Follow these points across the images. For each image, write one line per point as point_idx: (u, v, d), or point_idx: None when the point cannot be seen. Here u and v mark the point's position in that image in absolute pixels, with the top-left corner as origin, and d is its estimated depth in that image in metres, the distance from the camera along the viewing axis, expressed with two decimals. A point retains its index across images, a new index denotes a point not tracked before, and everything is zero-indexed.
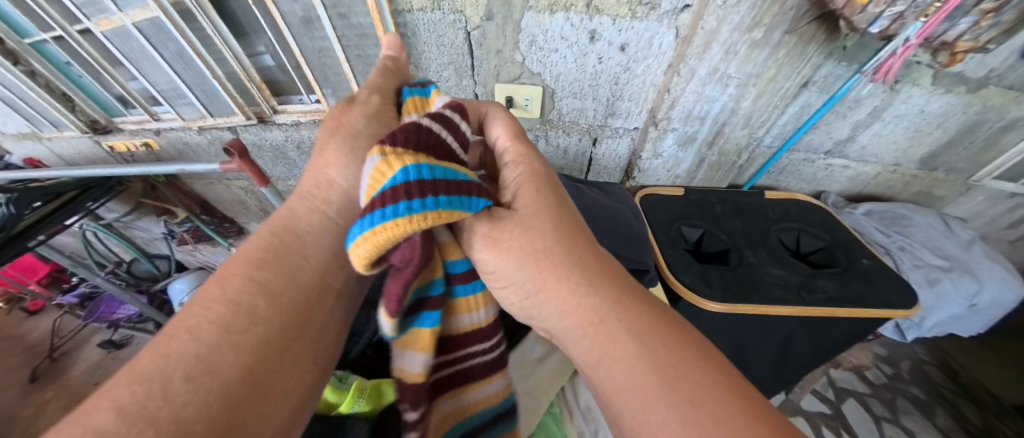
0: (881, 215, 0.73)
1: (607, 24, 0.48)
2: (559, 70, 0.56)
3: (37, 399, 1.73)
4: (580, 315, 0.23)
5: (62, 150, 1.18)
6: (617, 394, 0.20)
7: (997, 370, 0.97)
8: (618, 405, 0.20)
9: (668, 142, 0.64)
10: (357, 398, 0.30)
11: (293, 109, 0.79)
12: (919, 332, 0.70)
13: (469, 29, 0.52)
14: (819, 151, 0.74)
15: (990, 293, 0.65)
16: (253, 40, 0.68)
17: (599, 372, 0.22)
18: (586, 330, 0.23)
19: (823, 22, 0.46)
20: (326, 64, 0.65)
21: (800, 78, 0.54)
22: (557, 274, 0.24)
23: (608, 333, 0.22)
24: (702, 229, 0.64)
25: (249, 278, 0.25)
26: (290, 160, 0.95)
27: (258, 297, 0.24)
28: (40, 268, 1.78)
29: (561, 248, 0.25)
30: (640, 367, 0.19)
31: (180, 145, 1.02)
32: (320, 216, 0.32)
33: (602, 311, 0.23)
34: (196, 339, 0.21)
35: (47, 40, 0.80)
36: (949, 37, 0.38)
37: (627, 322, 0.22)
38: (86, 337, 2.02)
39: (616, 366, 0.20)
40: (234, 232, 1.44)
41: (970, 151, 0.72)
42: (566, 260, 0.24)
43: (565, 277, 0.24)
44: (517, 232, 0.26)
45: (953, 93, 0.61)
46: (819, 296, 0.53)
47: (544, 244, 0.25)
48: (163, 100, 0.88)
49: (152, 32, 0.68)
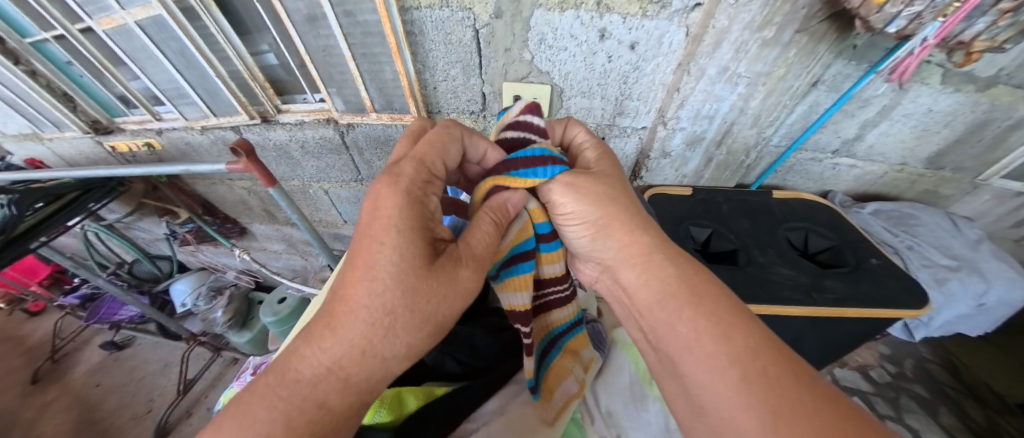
0: (888, 215, 0.73)
1: (616, 22, 0.47)
2: (568, 69, 0.55)
3: (40, 400, 1.73)
4: (639, 249, 0.33)
5: (62, 151, 1.17)
6: (659, 306, 0.31)
7: (1000, 368, 0.97)
8: (664, 321, 0.30)
9: (676, 141, 0.64)
10: (376, 410, 0.32)
11: (297, 108, 0.79)
12: (925, 331, 0.70)
13: (477, 27, 0.51)
14: (826, 150, 0.74)
15: (997, 293, 0.65)
16: (257, 38, 0.67)
17: (644, 289, 0.33)
18: (641, 259, 0.33)
19: (835, 21, 0.45)
20: (331, 63, 0.64)
21: (810, 77, 0.53)
22: (624, 227, 0.34)
23: (658, 267, 0.32)
24: (710, 229, 0.63)
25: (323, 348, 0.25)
26: (293, 160, 0.94)
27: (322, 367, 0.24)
28: (40, 269, 1.78)
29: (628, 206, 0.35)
30: (682, 291, 0.30)
31: (182, 145, 1.01)
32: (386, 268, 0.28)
33: (655, 252, 0.33)
34: (266, 404, 0.23)
35: (48, 40, 0.79)
36: (965, 37, 0.37)
37: (673, 263, 0.32)
38: (87, 338, 2.02)
39: (661, 285, 0.31)
40: (236, 232, 1.43)
41: (977, 150, 0.71)
42: (632, 220, 0.34)
43: (629, 225, 0.34)
44: (599, 186, 0.34)
45: (963, 92, 0.60)
46: (828, 297, 0.53)
47: (625, 209, 0.34)
48: (165, 100, 0.87)
49: (154, 30, 0.67)
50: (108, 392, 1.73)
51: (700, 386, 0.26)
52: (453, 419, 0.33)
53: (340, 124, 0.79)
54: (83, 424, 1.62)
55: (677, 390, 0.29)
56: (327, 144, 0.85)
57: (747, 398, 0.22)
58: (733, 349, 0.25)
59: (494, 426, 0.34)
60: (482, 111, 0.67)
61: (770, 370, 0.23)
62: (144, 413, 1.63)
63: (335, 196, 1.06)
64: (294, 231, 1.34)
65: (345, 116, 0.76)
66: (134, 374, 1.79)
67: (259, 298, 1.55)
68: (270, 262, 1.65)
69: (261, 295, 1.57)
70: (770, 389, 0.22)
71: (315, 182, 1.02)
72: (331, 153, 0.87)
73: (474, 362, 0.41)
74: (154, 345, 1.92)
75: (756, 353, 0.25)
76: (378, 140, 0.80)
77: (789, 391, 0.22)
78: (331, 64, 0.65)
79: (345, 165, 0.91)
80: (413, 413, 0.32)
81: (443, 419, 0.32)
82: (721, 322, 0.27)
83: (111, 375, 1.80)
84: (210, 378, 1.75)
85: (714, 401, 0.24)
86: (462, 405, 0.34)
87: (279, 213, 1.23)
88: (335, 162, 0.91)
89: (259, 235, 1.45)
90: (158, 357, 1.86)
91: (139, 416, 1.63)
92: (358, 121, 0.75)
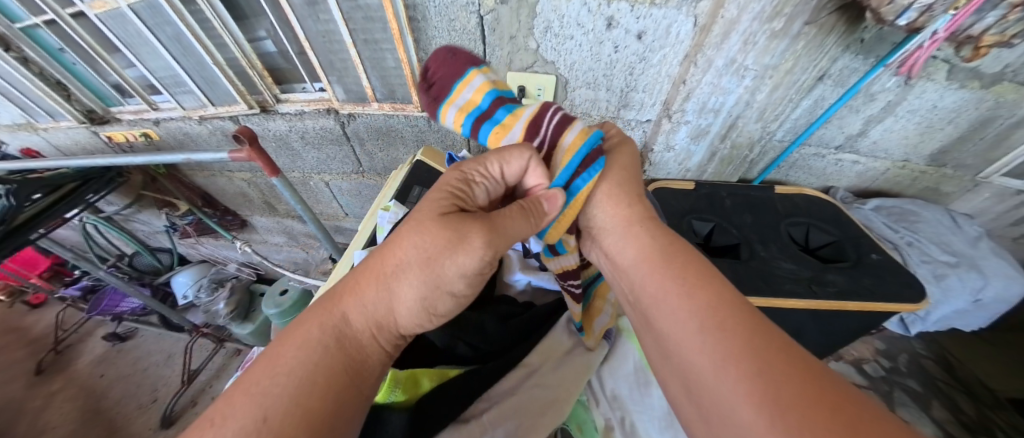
0: (889, 211, 0.74)
1: (625, 10, 0.46)
2: (573, 59, 0.54)
3: (43, 391, 1.75)
4: (627, 221, 0.35)
5: (58, 141, 1.15)
6: (638, 272, 0.32)
7: (990, 364, 0.99)
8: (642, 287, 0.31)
9: (681, 134, 0.64)
10: (392, 388, 0.32)
11: (297, 98, 0.77)
12: (922, 326, 0.71)
13: (482, 13, 0.50)
14: (830, 145, 0.73)
15: (994, 288, 0.65)
16: (254, 24, 0.65)
17: (627, 255, 0.34)
18: (627, 230, 0.35)
19: (845, 13, 0.44)
20: (332, 50, 0.64)
21: (816, 71, 0.53)
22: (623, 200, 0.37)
23: (640, 242, 0.33)
24: (712, 223, 0.63)
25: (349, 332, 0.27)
26: (293, 151, 0.93)
27: (330, 347, 0.25)
28: (40, 261, 1.78)
29: (625, 185, 0.37)
30: (679, 262, 0.30)
31: (180, 136, 1.00)
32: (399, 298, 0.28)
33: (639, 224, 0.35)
34: (316, 329, 0.26)
35: (39, 25, 0.77)
36: (974, 31, 0.37)
37: (652, 233, 0.34)
38: (89, 330, 2.02)
39: (641, 255, 0.33)
40: (237, 224, 1.43)
41: (980, 147, 0.71)
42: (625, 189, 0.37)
43: (615, 193, 0.37)
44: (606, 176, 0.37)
45: (968, 88, 0.60)
46: (829, 289, 0.54)
47: (627, 197, 0.37)
48: (162, 88, 0.85)
49: (149, 15, 0.66)
50: (112, 383, 1.74)
51: (678, 350, 0.25)
52: (468, 398, 0.33)
53: (340, 114, 0.77)
54: (89, 413, 1.63)
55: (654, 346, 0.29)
56: (329, 135, 0.83)
57: (722, 365, 0.22)
58: (707, 310, 0.25)
59: (506, 404, 0.33)
60: None
61: (748, 339, 0.22)
62: (149, 403, 1.64)
63: (336, 188, 1.06)
64: (295, 224, 1.33)
65: (346, 105, 0.75)
66: (137, 365, 1.80)
67: (260, 290, 1.55)
68: (271, 255, 1.65)
69: (262, 286, 1.57)
70: (750, 362, 0.21)
71: (316, 174, 1.01)
72: (332, 144, 0.87)
73: (484, 347, 0.39)
74: (156, 337, 1.92)
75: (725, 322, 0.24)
76: (379, 131, 0.79)
77: (765, 363, 0.21)
78: (331, 51, 0.64)
79: (346, 157, 0.90)
80: (428, 391, 0.32)
81: (458, 397, 0.32)
82: (698, 291, 0.27)
83: (114, 366, 1.81)
84: (213, 369, 1.76)
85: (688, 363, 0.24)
86: (476, 385, 0.34)
87: (279, 205, 1.22)
88: (336, 153, 0.90)
89: (259, 227, 1.44)
90: (161, 348, 1.87)
91: (144, 406, 1.64)
92: (359, 110, 0.74)
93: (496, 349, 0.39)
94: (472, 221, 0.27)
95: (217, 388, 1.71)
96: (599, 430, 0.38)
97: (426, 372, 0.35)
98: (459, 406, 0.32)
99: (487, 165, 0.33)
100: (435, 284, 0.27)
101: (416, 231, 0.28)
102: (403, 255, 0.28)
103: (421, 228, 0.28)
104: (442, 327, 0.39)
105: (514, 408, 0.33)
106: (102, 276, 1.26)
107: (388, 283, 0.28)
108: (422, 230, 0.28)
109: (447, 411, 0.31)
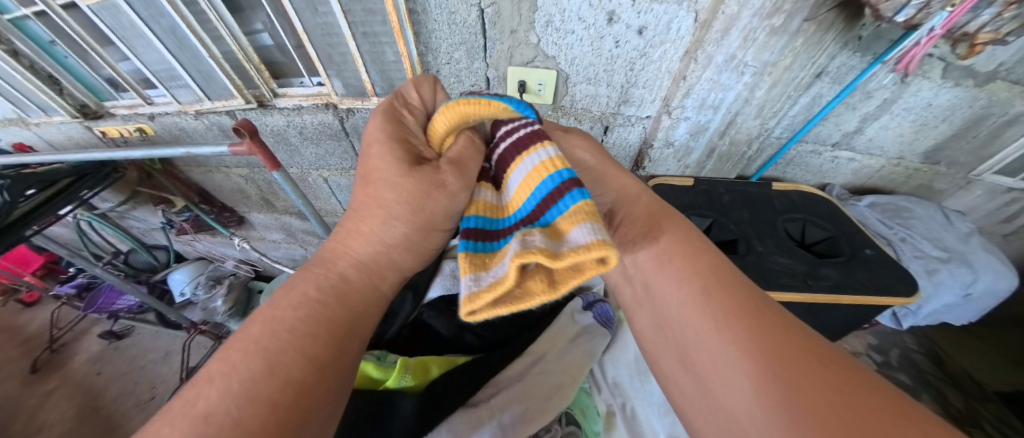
0: (884, 207, 0.75)
1: (626, 5, 0.46)
2: (574, 53, 0.55)
3: (37, 390, 1.74)
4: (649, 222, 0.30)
5: (51, 136, 1.14)
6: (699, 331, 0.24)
7: (977, 358, 1.02)
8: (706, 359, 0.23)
9: (681, 130, 0.64)
10: (403, 374, 0.32)
11: (295, 93, 0.77)
12: (914, 320, 0.72)
13: (483, 6, 0.50)
14: (827, 143, 0.74)
15: (983, 283, 0.67)
16: (250, 16, 0.65)
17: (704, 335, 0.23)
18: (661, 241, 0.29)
19: (843, 10, 0.45)
20: (330, 43, 0.63)
21: (815, 68, 0.54)
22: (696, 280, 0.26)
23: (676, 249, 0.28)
24: (710, 219, 0.64)
25: (366, 232, 0.29)
26: (292, 146, 0.92)
27: (368, 251, 0.29)
28: (33, 260, 1.74)
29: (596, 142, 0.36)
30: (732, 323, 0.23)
31: (175, 131, 0.99)
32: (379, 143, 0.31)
33: (667, 226, 0.30)
34: (366, 227, 0.29)
35: (28, 16, 0.76)
36: (970, 29, 0.38)
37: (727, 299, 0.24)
38: (85, 328, 2.00)
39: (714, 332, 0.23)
40: (235, 221, 1.41)
41: (973, 145, 0.73)
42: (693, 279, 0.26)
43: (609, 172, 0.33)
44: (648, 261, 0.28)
45: (962, 86, 0.61)
46: (825, 283, 0.55)
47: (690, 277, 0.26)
48: (157, 82, 0.84)
49: (142, 6, 0.65)
50: (109, 380, 1.73)
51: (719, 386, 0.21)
52: (475, 382, 0.32)
53: (339, 109, 0.77)
54: (85, 412, 1.62)
55: (668, 351, 0.26)
56: (327, 130, 0.83)
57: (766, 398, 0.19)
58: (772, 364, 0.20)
59: (514, 389, 0.33)
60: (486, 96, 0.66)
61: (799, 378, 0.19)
62: (147, 401, 1.63)
63: (335, 184, 1.05)
64: (293, 221, 1.32)
65: (345, 100, 0.74)
66: (134, 363, 1.79)
67: (258, 288, 1.53)
68: (269, 252, 1.64)
69: (260, 284, 1.55)
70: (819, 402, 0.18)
71: (315, 170, 1.01)
72: (331, 139, 0.86)
73: (491, 336, 0.39)
74: (154, 335, 1.91)
75: (853, 408, 0.17)
76: None
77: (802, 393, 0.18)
78: (329, 44, 0.64)
79: (345, 152, 0.90)
80: (439, 377, 0.32)
81: (468, 382, 0.32)
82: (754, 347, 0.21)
83: (111, 364, 1.79)
84: None
85: (730, 401, 0.20)
86: (485, 370, 0.34)
87: (278, 201, 1.22)
88: (335, 149, 0.89)
89: (257, 224, 1.44)
90: (159, 346, 1.85)
91: (143, 403, 1.63)
92: (358, 105, 0.74)
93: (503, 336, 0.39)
94: (406, 117, 0.35)
95: None
96: (601, 415, 0.38)
97: (435, 360, 0.35)
98: (467, 389, 0.31)
99: (413, 95, 0.37)
100: (403, 136, 0.32)
101: (388, 118, 0.33)
102: (374, 132, 0.32)
103: (388, 118, 0.33)
104: (451, 317, 0.40)
105: (524, 392, 0.33)
106: (98, 273, 1.25)
107: (371, 158, 0.31)
108: (373, 117, 0.33)
109: (457, 396, 0.31)
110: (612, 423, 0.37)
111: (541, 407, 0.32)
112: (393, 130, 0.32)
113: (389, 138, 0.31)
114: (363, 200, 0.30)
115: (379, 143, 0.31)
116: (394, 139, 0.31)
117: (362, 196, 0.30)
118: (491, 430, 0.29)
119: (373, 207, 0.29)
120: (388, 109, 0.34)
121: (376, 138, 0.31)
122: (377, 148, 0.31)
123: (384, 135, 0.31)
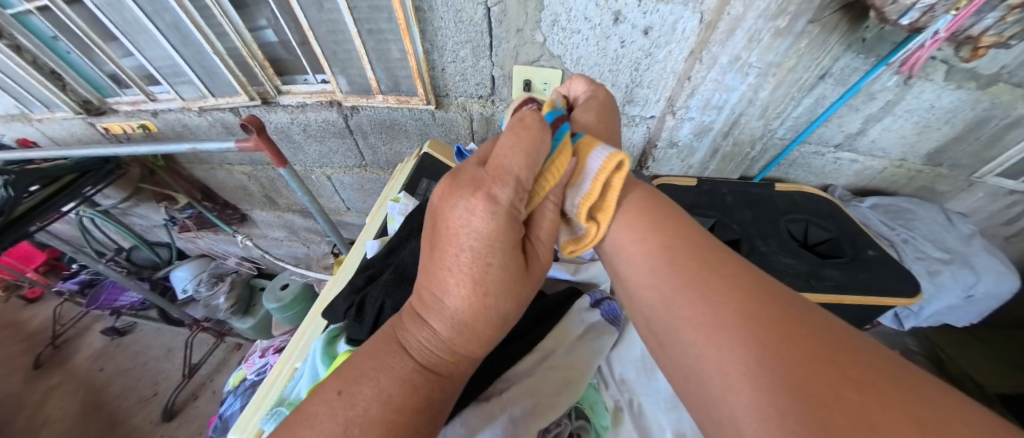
0: (886, 209, 0.75)
1: (632, 5, 0.47)
2: (580, 53, 0.55)
3: (39, 386, 1.74)
4: (634, 206, 0.32)
5: (53, 132, 1.14)
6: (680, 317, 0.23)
7: (979, 360, 1.02)
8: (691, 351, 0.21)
9: (685, 131, 0.65)
10: None
11: (299, 90, 0.77)
12: (916, 321, 0.72)
13: (489, 5, 0.51)
14: (829, 144, 0.74)
15: (985, 284, 0.67)
16: (255, 13, 0.66)
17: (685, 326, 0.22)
18: (642, 223, 0.30)
19: (848, 11, 0.46)
20: (336, 41, 0.64)
21: (818, 69, 0.54)
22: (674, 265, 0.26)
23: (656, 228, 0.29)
24: (713, 219, 0.64)
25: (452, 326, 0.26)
26: (295, 144, 0.93)
27: (448, 344, 0.26)
28: (36, 255, 1.73)
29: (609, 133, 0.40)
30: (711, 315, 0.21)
31: (179, 127, 0.99)
32: (484, 216, 0.24)
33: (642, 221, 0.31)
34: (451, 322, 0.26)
35: (32, 11, 0.76)
36: (973, 32, 0.38)
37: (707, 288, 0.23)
38: (87, 325, 2.01)
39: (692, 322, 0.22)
40: (237, 219, 1.42)
41: (975, 147, 0.73)
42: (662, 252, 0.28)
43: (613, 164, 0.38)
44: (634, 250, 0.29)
45: (964, 88, 0.61)
46: (828, 284, 0.55)
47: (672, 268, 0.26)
48: (160, 78, 0.85)
49: (147, 2, 0.66)
50: (111, 377, 1.73)
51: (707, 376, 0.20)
52: (488, 378, 0.33)
53: (343, 107, 0.77)
54: (87, 408, 1.63)
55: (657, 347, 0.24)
56: (331, 127, 0.83)
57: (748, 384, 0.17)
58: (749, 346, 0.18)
59: (524, 384, 0.33)
60: (491, 95, 0.66)
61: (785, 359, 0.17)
62: (150, 397, 1.64)
63: (338, 182, 1.06)
64: (296, 218, 1.33)
65: (349, 98, 0.75)
66: (136, 359, 1.79)
67: (260, 285, 1.53)
68: (271, 249, 1.64)
69: (262, 281, 1.55)
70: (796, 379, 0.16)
71: (318, 168, 1.01)
72: (334, 137, 0.86)
73: (501, 331, 0.39)
74: (156, 331, 1.91)
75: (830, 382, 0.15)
76: (382, 124, 0.79)
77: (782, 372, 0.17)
78: (335, 42, 0.64)
79: (349, 150, 0.90)
80: None
81: (481, 378, 0.33)
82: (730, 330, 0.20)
83: (113, 361, 1.80)
84: (214, 364, 1.74)
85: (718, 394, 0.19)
86: (496, 367, 0.34)
87: (280, 199, 1.22)
88: (338, 146, 0.90)
89: (260, 221, 1.44)
90: (160, 343, 1.86)
91: (145, 400, 1.63)
92: (362, 103, 0.74)
93: (514, 332, 0.39)
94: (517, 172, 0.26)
95: (218, 382, 1.70)
96: (609, 410, 0.37)
97: None
98: (480, 385, 0.32)
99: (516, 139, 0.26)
100: (509, 211, 0.26)
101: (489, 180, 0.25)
102: (474, 210, 0.24)
103: (507, 186, 0.25)
104: None
105: (534, 388, 0.33)
106: (100, 270, 1.25)
107: (462, 242, 0.25)
108: (484, 182, 0.25)
109: (471, 391, 0.32)
110: (619, 418, 0.37)
111: (550, 401, 0.32)
112: (506, 203, 0.25)
113: (494, 220, 0.25)
114: (455, 288, 0.26)
115: (474, 223, 0.25)
116: (495, 216, 0.25)
117: (449, 285, 0.26)
118: (503, 424, 0.29)
119: (463, 298, 0.26)
120: (501, 168, 0.25)
121: (481, 211, 0.24)
122: (482, 225, 0.24)
123: (521, 175, 0.26)
